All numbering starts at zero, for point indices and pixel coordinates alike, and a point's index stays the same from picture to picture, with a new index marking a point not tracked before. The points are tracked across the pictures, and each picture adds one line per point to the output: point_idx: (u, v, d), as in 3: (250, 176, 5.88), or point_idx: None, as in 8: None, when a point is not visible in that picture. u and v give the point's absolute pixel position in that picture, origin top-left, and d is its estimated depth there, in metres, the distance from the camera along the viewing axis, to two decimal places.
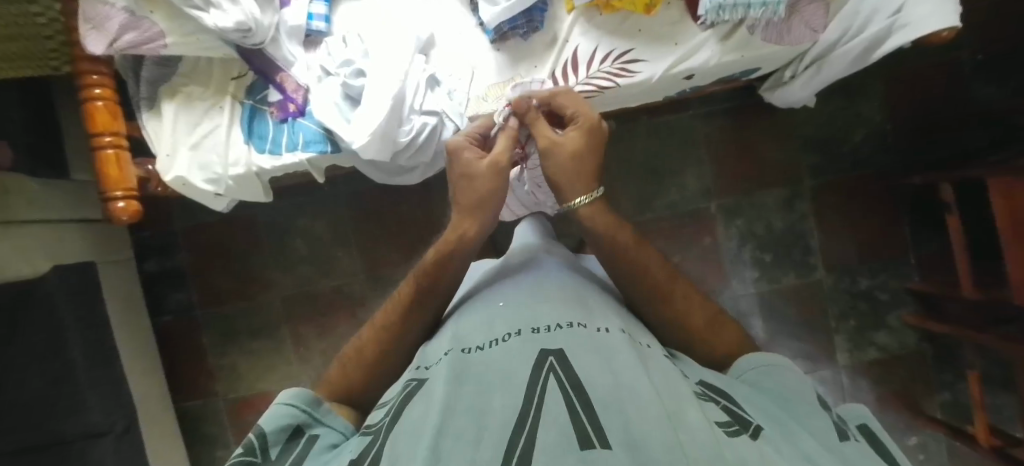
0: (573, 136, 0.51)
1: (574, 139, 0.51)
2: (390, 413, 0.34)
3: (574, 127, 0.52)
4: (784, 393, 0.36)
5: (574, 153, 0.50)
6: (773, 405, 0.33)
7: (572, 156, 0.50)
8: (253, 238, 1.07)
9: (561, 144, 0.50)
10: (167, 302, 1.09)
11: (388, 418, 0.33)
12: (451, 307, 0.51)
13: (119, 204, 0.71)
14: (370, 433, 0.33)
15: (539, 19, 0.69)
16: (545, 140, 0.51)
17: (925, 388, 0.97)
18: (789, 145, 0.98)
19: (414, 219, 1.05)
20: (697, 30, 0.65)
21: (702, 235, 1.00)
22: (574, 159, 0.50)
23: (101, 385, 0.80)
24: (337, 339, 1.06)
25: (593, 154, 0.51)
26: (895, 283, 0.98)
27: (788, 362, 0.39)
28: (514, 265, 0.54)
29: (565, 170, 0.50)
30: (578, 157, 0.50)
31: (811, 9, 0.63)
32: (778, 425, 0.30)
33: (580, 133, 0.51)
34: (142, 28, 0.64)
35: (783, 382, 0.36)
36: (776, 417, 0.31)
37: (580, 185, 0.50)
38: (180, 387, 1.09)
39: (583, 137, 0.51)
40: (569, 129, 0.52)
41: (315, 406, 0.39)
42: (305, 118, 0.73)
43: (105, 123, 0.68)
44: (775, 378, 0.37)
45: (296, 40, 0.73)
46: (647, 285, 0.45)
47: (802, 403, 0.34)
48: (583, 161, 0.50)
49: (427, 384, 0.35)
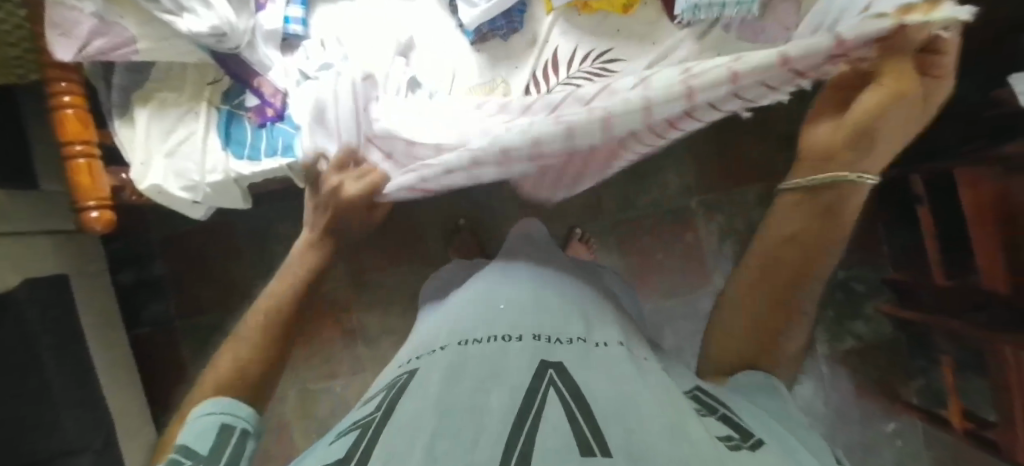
0: (892, 86, 0.47)
1: (905, 84, 0.47)
2: (383, 408, 0.36)
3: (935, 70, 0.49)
4: (780, 410, 0.39)
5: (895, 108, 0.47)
6: (763, 414, 0.37)
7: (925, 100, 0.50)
8: (235, 246, 1.05)
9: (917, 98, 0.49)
10: (144, 313, 1.06)
11: (381, 412, 0.35)
12: (458, 300, 0.53)
13: (92, 214, 0.69)
14: (361, 428, 0.34)
15: (518, 19, 0.70)
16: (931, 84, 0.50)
17: (901, 375, 1.01)
18: (765, 142, 1.01)
19: (401, 223, 1.08)
20: (674, 29, 0.67)
21: (684, 231, 1.04)
22: (910, 110, 0.49)
23: (77, 402, 0.78)
24: (324, 346, 1.09)
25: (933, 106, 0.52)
26: (870, 273, 1.01)
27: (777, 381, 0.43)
28: (510, 269, 0.56)
29: (894, 144, 0.54)
30: (926, 98, 0.51)
31: (783, 6, 0.65)
32: (774, 439, 0.33)
33: (894, 87, 0.47)
34: (112, 33, 0.62)
35: (773, 401, 0.40)
36: (771, 431, 0.34)
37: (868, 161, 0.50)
38: (159, 400, 1.06)
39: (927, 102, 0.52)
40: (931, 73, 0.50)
41: (235, 408, 0.47)
42: (284, 122, 0.72)
43: (76, 132, 0.66)
44: (767, 398, 0.40)
45: (273, 43, 0.72)
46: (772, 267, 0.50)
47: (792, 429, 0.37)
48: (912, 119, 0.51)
49: (424, 379, 0.37)
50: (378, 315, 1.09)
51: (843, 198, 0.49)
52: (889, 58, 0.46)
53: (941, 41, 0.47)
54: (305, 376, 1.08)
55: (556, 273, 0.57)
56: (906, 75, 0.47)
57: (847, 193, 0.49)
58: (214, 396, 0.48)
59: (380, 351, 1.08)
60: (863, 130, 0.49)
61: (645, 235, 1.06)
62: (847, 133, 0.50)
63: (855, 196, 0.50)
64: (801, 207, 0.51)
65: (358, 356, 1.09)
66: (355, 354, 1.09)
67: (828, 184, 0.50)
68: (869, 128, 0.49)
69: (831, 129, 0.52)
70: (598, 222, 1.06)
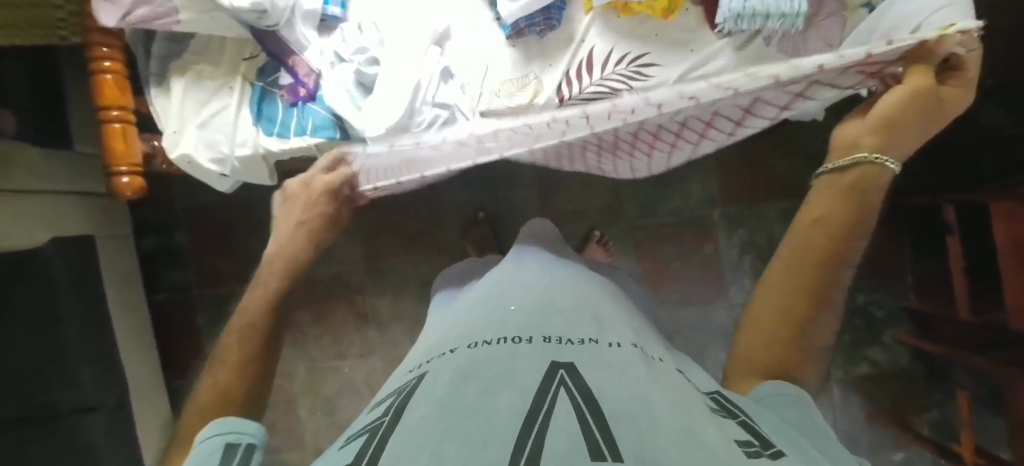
0: (908, 87, 0.45)
1: (928, 84, 0.44)
2: (390, 412, 0.36)
3: (951, 80, 0.46)
4: (806, 423, 0.37)
5: (920, 102, 0.44)
6: (785, 425, 0.36)
7: (941, 102, 0.45)
8: (255, 221, 1.07)
9: (937, 99, 0.45)
10: (163, 280, 1.09)
11: (389, 417, 0.35)
12: (474, 297, 0.54)
13: (123, 179, 0.70)
14: (369, 432, 0.34)
15: (556, 16, 0.68)
16: (947, 92, 0.46)
17: (914, 405, 0.99)
18: (793, 158, 0.99)
19: (418, 210, 1.08)
20: (713, 38, 0.66)
21: (704, 242, 1.03)
22: (931, 114, 0.45)
23: (95, 360, 0.79)
24: (335, 326, 1.10)
25: (954, 114, 0.47)
26: (891, 299, 0.99)
27: (806, 394, 0.41)
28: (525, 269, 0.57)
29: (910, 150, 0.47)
30: (941, 102, 0.45)
31: (828, 23, 0.64)
32: (795, 451, 0.32)
33: (911, 84, 0.45)
34: (155, 4, 0.63)
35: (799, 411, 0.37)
36: (791, 441, 0.33)
37: (893, 152, 0.45)
38: (173, 366, 1.09)
39: (945, 116, 0.47)
40: (947, 83, 0.46)
41: (240, 425, 0.42)
42: (315, 102, 0.72)
43: (113, 97, 0.67)
44: (795, 408, 0.39)
45: (310, 23, 0.72)
46: (798, 266, 0.43)
47: (816, 442, 0.36)
48: (927, 127, 0.46)
49: (432, 381, 0.37)
50: (390, 300, 1.09)
51: (863, 187, 0.43)
52: (909, 69, 0.46)
53: (960, 58, 0.45)
54: (315, 354, 1.10)
55: (573, 273, 0.57)
56: (924, 75, 0.45)
57: (869, 178, 0.43)
58: (215, 418, 0.42)
59: (389, 335, 1.09)
60: (891, 121, 0.44)
61: (663, 243, 1.05)
62: (874, 123, 0.45)
63: (877, 180, 0.43)
64: (828, 188, 0.44)
65: (367, 338, 1.10)
66: (365, 336, 1.10)
67: (849, 166, 0.44)
68: (898, 122, 0.44)
69: (860, 125, 0.46)
70: (616, 226, 1.05)
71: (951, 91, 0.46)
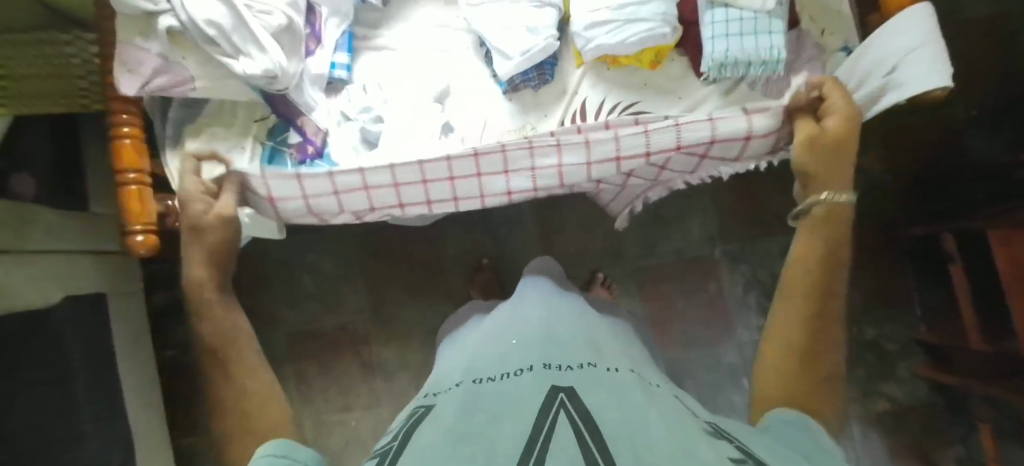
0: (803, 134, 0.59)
1: (810, 129, 0.59)
2: (397, 439, 0.36)
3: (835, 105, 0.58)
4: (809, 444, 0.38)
5: (810, 149, 0.58)
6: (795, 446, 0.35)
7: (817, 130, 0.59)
8: (264, 274, 1.10)
9: (827, 128, 0.58)
10: (172, 335, 1.10)
11: (393, 445, 0.35)
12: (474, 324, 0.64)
13: (137, 238, 0.65)
14: (376, 456, 0.35)
15: (549, 71, 0.73)
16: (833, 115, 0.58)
17: (935, 442, 0.96)
18: (790, 194, 1.02)
19: (424, 258, 1.10)
20: (698, 85, 0.72)
21: (707, 280, 1.04)
22: (833, 148, 0.58)
23: (99, 419, 0.77)
24: (341, 377, 1.09)
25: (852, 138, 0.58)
26: (902, 332, 0.98)
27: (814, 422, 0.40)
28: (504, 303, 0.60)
29: (829, 174, 0.57)
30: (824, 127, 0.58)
31: (809, 66, 0.70)
32: None
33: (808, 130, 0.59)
34: (174, 72, 0.67)
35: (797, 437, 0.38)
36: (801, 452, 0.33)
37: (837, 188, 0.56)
38: (178, 424, 1.08)
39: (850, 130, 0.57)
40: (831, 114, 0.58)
41: (293, 450, 0.44)
42: (323, 160, 0.75)
43: (131, 160, 0.65)
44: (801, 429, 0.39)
45: (318, 86, 0.76)
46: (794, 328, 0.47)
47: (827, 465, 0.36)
48: (834, 148, 0.57)
49: (438, 412, 0.37)
50: (397, 349, 1.09)
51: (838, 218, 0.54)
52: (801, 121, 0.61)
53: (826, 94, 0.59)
54: (321, 406, 1.08)
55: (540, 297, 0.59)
56: (808, 126, 0.60)
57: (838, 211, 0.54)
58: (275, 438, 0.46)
59: (397, 386, 1.08)
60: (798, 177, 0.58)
61: (666, 282, 1.05)
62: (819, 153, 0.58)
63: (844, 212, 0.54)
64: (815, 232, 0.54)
65: (374, 389, 1.09)
66: (371, 387, 1.09)
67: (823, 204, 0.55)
68: (817, 143, 0.58)
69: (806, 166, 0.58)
70: (620, 267, 1.06)
71: (834, 124, 0.58)
